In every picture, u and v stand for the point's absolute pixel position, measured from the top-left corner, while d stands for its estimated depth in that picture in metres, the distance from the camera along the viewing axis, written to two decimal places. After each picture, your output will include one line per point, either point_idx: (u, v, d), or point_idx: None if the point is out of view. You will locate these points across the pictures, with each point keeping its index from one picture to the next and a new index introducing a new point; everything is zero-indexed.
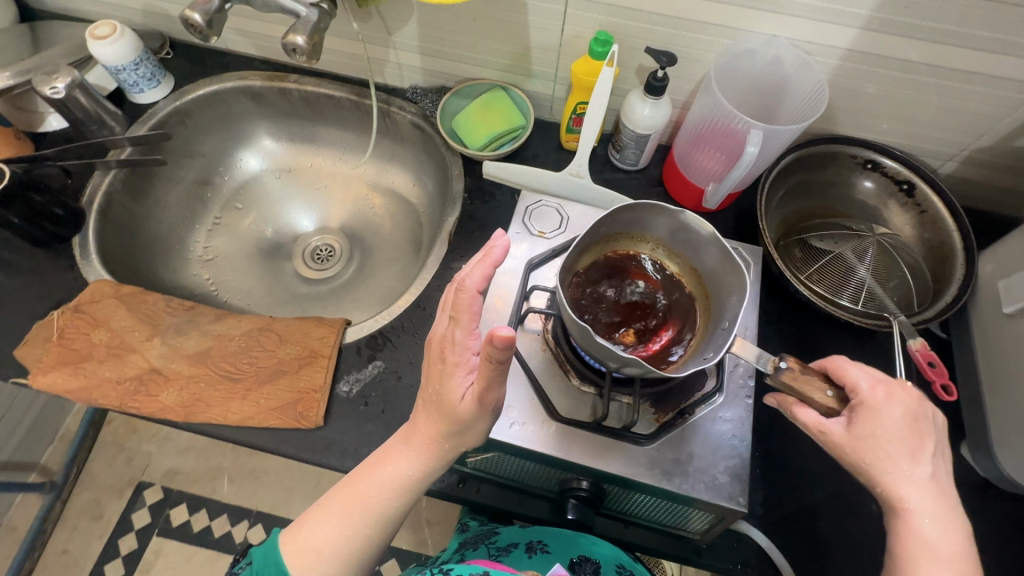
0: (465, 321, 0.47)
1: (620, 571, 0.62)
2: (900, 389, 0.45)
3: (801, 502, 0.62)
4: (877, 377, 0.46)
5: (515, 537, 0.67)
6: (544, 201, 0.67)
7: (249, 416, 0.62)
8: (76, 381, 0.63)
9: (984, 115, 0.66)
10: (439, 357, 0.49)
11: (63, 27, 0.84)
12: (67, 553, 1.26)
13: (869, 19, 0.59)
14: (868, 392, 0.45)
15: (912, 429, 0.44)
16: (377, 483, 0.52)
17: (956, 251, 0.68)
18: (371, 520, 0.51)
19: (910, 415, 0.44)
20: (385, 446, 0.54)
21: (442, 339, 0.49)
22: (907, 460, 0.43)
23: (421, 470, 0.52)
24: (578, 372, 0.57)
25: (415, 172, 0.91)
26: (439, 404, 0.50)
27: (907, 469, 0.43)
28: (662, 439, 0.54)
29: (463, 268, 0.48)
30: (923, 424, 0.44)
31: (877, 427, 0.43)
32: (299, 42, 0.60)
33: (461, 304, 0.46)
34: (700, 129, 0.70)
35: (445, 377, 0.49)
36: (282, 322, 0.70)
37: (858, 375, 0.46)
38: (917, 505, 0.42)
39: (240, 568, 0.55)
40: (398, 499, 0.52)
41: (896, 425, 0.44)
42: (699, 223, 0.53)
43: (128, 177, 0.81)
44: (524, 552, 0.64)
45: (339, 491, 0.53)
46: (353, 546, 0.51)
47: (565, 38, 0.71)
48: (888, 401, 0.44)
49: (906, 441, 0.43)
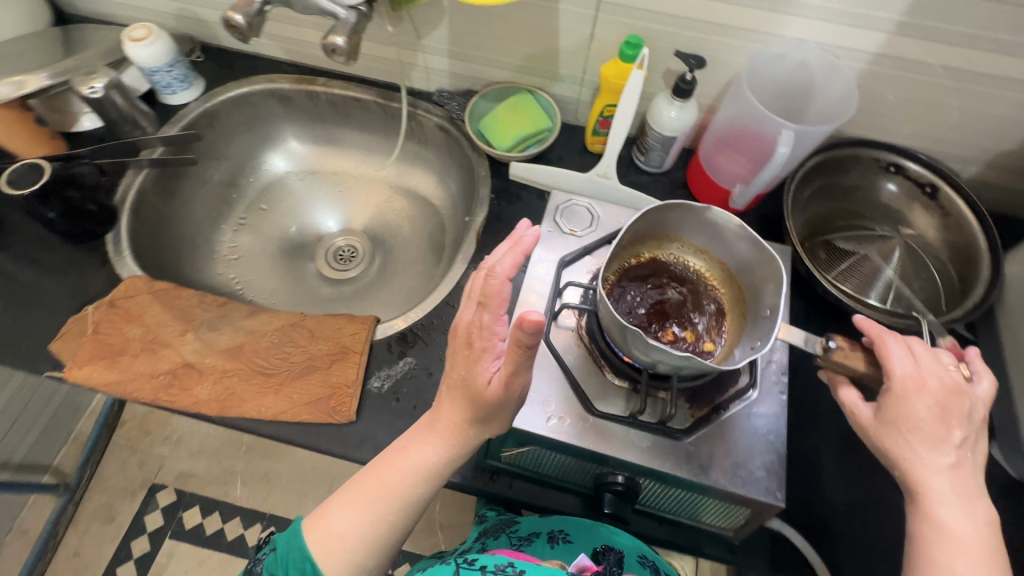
0: (494, 307, 0.46)
1: (643, 561, 0.61)
2: (934, 381, 0.45)
3: (833, 501, 0.61)
4: (913, 367, 0.45)
5: (537, 527, 0.66)
6: (574, 200, 0.68)
7: (282, 411, 0.62)
8: (111, 375, 0.63)
9: (1007, 119, 0.67)
10: (465, 343, 0.49)
11: (98, 30, 0.86)
12: (79, 555, 1.25)
13: (897, 24, 0.60)
14: (898, 381, 0.45)
15: (940, 419, 0.44)
16: (401, 470, 0.53)
17: (981, 252, 0.68)
18: (394, 507, 0.52)
19: (940, 407, 0.44)
20: (410, 433, 0.55)
21: (468, 324, 0.49)
22: (929, 449, 0.44)
23: (443, 457, 0.53)
24: (612, 366, 0.57)
25: (439, 175, 0.92)
26: (466, 390, 0.50)
27: (927, 458, 0.44)
28: (699, 434, 0.54)
29: (492, 257, 0.47)
30: (953, 416, 0.44)
31: (899, 416, 0.45)
32: (339, 43, 0.61)
33: (491, 290, 0.45)
34: (728, 130, 0.71)
35: (472, 362, 0.49)
36: (313, 319, 0.70)
37: (895, 361, 0.46)
38: (934, 492, 0.43)
39: (264, 556, 0.57)
40: (422, 485, 0.53)
41: (921, 416, 0.44)
42: (726, 218, 0.53)
43: (159, 176, 0.82)
44: (546, 542, 0.63)
45: (362, 479, 0.53)
46: (377, 532, 0.52)
47: (593, 42, 0.72)
48: (916, 392, 0.44)
49: (930, 432, 0.44)
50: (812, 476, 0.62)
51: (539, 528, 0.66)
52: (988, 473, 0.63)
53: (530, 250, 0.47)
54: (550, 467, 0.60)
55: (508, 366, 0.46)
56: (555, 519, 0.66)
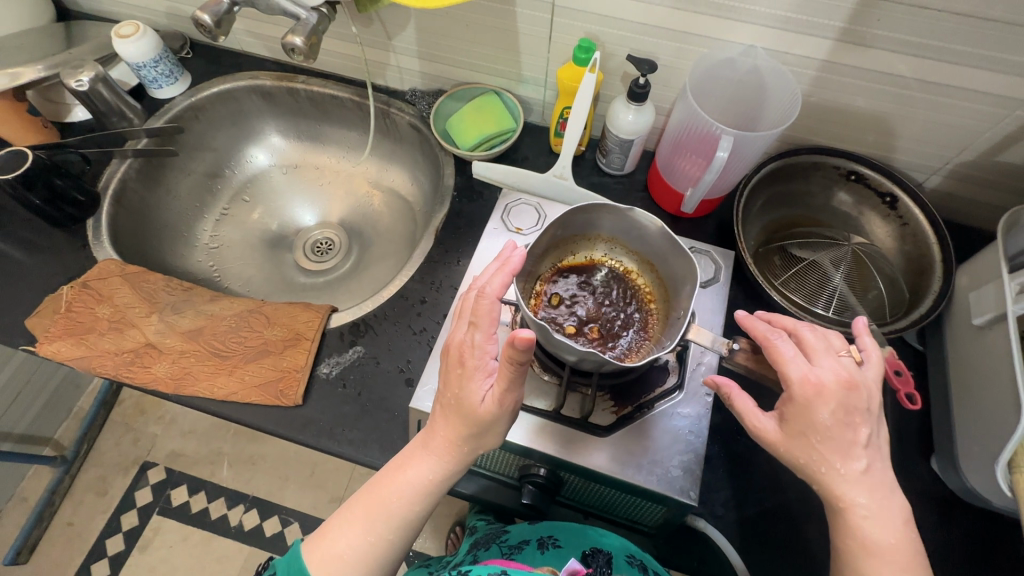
0: (484, 326, 0.48)
1: (631, 560, 0.61)
2: (832, 383, 0.45)
3: (763, 505, 0.62)
4: (809, 370, 0.45)
5: (527, 534, 0.68)
6: (523, 199, 0.70)
7: (233, 391, 0.66)
8: (78, 350, 0.67)
9: (964, 129, 0.67)
10: (458, 362, 0.51)
11: (94, 26, 0.91)
12: (72, 525, 1.31)
13: (842, 31, 0.60)
14: (798, 389, 0.45)
15: (844, 422, 0.44)
16: (398, 489, 0.52)
17: (935, 263, 0.68)
18: (394, 527, 0.52)
19: (842, 408, 0.44)
20: (406, 451, 0.54)
21: (460, 344, 0.51)
22: (839, 459, 0.44)
23: (441, 474, 0.52)
24: (543, 363, 0.59)
25: (412, 172, 0.95)
26: (459, 408, 0.51)
27: (839, 469, 0.44)
28: (620, 431, 0.55)
29: (483, 277, 0.51)
30: (857, 414, 0.44)
31: (807, 427, 0.44)
32: (297, 43, 0.64)
33: (482, 310, 0.48)
34: (678, 135, 0.71)
35: (465, 381, 0.50)
36: (271, 306, 0.74)
37: (791, 368, 0.46)
38: (854, 504, 0.44)
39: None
40: (420, 504, 0.52)
41: (825, 423, 0.44)
42: (647, 219, 0.55)
43: (142, 166, 0.86)
44: (537, 549, 0.65)
45: (362, 498, 0.53)
46: (375, 551, 0.51)
47: (552, 46, 0.74)
48: (817, 398, 0.44)
49: (837, 438, 0.44)
50: (742, 479, 0.63)
51: (529, 536, 0.68)
52: (925, 485, 0.63)
53: (516, 270, 0.51)
54: (495, 467, 0.66)
55: (505, 383, 0.48)
56: (544, 526, 0.68)
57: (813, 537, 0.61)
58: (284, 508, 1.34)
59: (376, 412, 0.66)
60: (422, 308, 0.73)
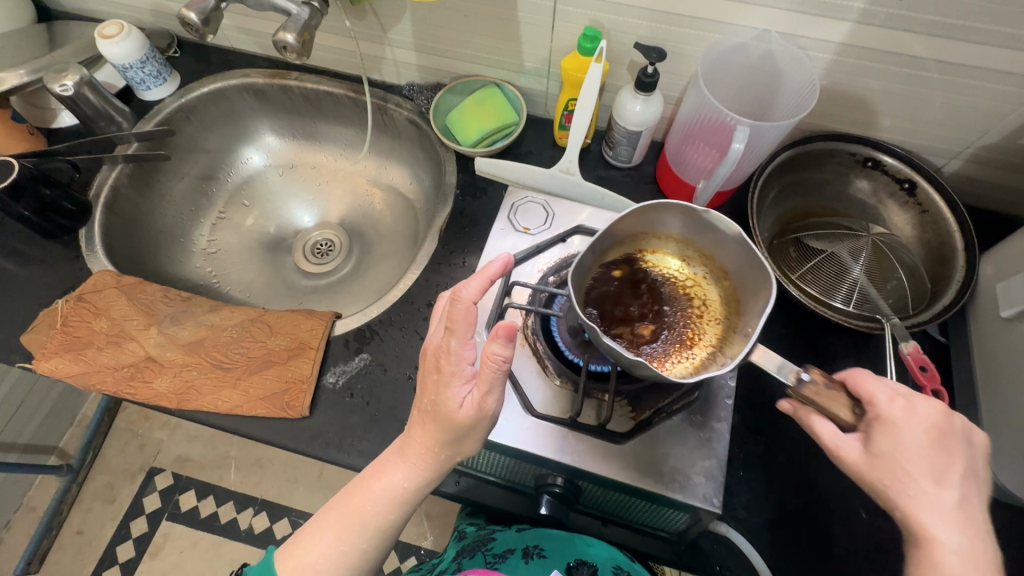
0: (460, 331, 0.47)
1: (617, 571, 0.59)
2: (924, 404, 0.43)
3: (785, 506, 0.61)
4: (897, 391, 0.43)
5: (510, 544, 0.63)
6: (530, 197, 0.68)
7: (238, 405, 0.64)
8: (76, 367, 0.65)
9: (987, 111, 0.64)
10: (434, 368, 0.49)
11: (77, 27, 0.87)
12: (81, 533, 1.31)
13: (863, 13, 0.57)
14: (887, 408, 0.43)
15: (937, 447, 0.41)
16: (372, 496, 0.50)
17: (957, 252, 0.65)
18: (367, 534, 0.50)
19: (937, 432, 0.42)
20: (382, 457, 0.52)
21: (437, 350, 0.49)
22: (930, 484, 0.41)
23: (417, 482, 0.50)
24: (556, 368, 0.57)
25: (412, 169, 0.92)
26: (436, 414, 0.49)
27: (932, 495, 0.40)
28: (638, 439, 0.54)
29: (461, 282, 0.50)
30: (951, 440, 0.42)
31: (894, 450, 0.42)
32: (289, 40, 0.61)
33: (457, 314, 0.46)
34: (690, 124, 0.68)
35: (442, 387, 0.48)
36: (274, 314, 0.72)
37: (875, 387, 0.44)
38: None
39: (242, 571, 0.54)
40: (394, 511, 0.50)
41: (915, 446, 0.41)
42: (723, 223, 0.54)
43: (134, 171, 0.83)
44: (521, 558, 0.61)
45: (335, 505, 0.51)
46: (347, 560, 0.50)
47: (555, 34, 0.71)
48: (909, 417, 0.42)
49: (931, 463, 0.41)
50: (763, 479, 0.62)
51: (514, 544, 0.63)
52: None
53: (495, 277, 0.50)
54: (494, 471, 0.67)
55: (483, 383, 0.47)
56: (528, 536, 0.64)
57: (836, 538, 0.60)
58: (293, 510, 1.33)
59: (385, 421, 0.65)
60: (429, 311, 0.71)
